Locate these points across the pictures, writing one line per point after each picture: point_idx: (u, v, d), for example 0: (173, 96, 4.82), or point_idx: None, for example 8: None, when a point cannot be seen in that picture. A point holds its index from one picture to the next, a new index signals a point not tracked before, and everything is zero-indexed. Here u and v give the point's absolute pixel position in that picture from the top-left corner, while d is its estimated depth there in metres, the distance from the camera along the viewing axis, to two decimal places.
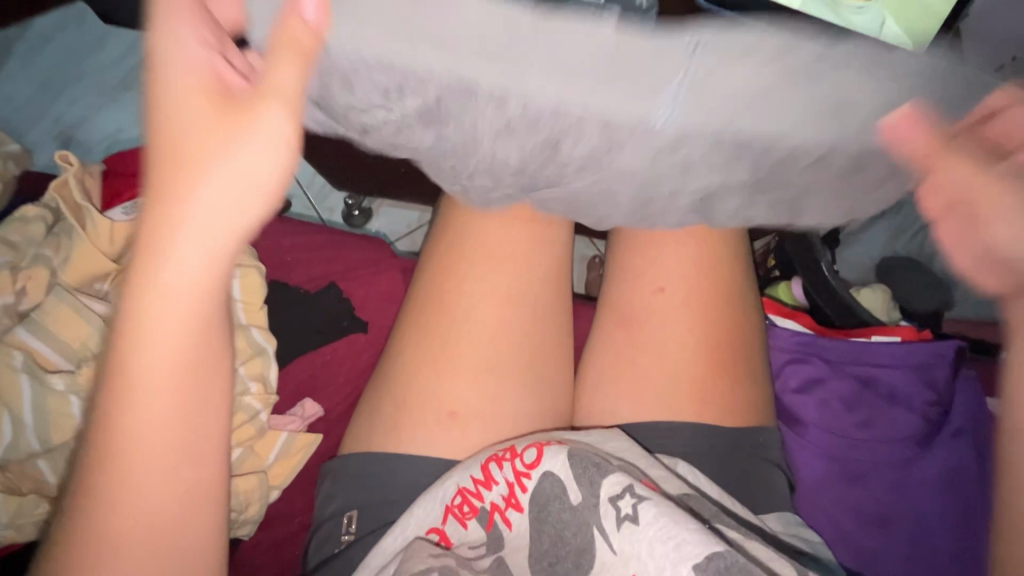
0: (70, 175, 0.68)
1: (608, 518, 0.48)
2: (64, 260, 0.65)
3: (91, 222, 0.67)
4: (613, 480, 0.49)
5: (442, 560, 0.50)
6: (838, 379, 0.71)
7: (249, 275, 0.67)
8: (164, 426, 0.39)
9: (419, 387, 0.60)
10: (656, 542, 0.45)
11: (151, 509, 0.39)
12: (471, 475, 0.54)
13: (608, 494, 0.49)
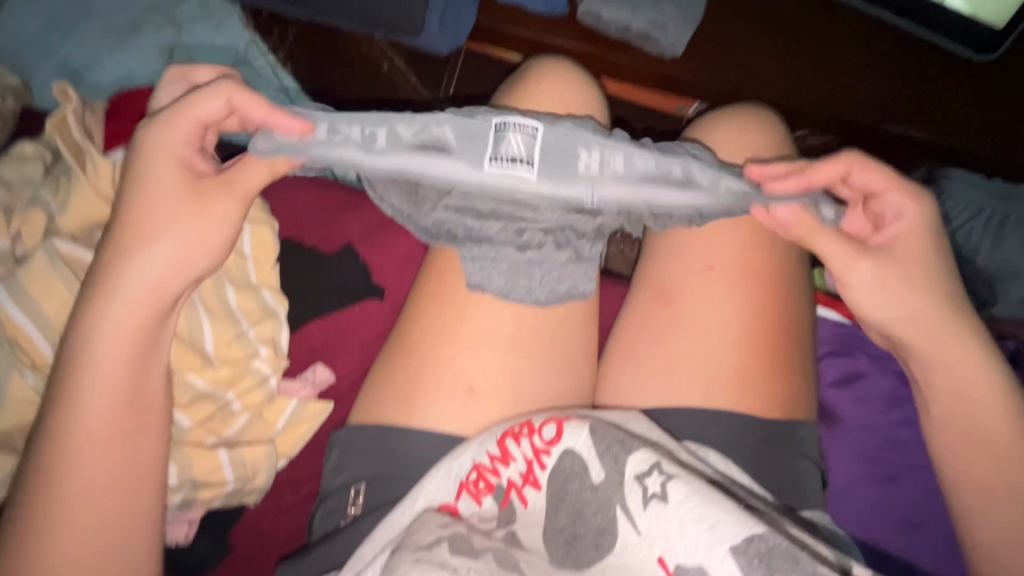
0: (69, 110, 0.62)
1: (633, 497, 0.44)
2: (61, 206, 0.59)
3: (92, 164, 0.60)
4: (639, 457, 0.45)
5: (452, 529, 0.47)
6: (880, 376, 0.68)
7: (262, 231, 0.63)
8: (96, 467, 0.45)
9: (438, 360, 0.56)
10: (689, 522, 0.41)
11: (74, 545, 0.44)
12: (487, 450, 0.50)
13: (634, 473, 0.45)
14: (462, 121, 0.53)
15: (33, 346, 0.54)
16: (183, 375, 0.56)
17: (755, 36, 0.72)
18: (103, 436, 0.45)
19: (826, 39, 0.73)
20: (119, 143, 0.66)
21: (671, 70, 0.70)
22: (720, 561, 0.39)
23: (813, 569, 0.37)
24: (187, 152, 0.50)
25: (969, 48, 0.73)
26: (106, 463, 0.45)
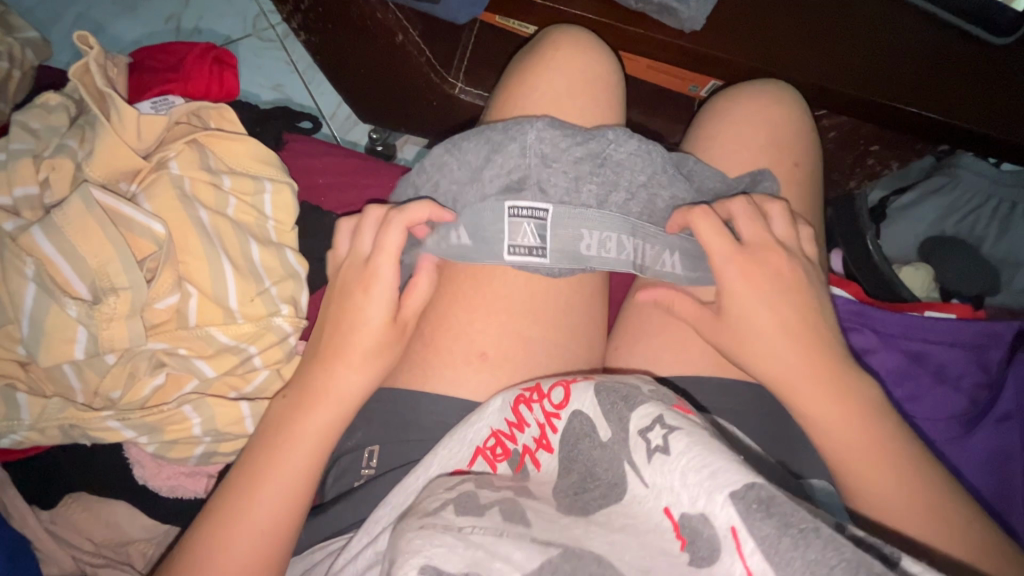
0: (91, 59, 0.60)
1: (638, 452, 0.44)
2: (88, 154, 0.59)
3: (117, 114, 0.60)
4: (643, 411, 0.45)
5: (459, 490, 0.47)
6: (887, 352, 0.69)
7: (282, 193, 0.65)
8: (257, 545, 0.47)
9: (451, 324, 0.55)
10: (689, 472, 0.40)
11: None
12: (504, 417, 0.51)
13: (636, 428, 0.45)
14: (478, 222, 0.54)
15: (67, 280, 0.54)
16: (207, 328, 0.58)
17: (779, 11, 0.72)
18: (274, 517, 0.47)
19: (848, 18, 0.73)
20: (144, 97, 0.66)
21: (690, 44, 0.69)
22: (719, 508, 0.37)
23: (811, 517, 0.36)
24: (390, 291, 0.53)
25: (987, 32, 0.73)
26: (260, 546, 0.47)
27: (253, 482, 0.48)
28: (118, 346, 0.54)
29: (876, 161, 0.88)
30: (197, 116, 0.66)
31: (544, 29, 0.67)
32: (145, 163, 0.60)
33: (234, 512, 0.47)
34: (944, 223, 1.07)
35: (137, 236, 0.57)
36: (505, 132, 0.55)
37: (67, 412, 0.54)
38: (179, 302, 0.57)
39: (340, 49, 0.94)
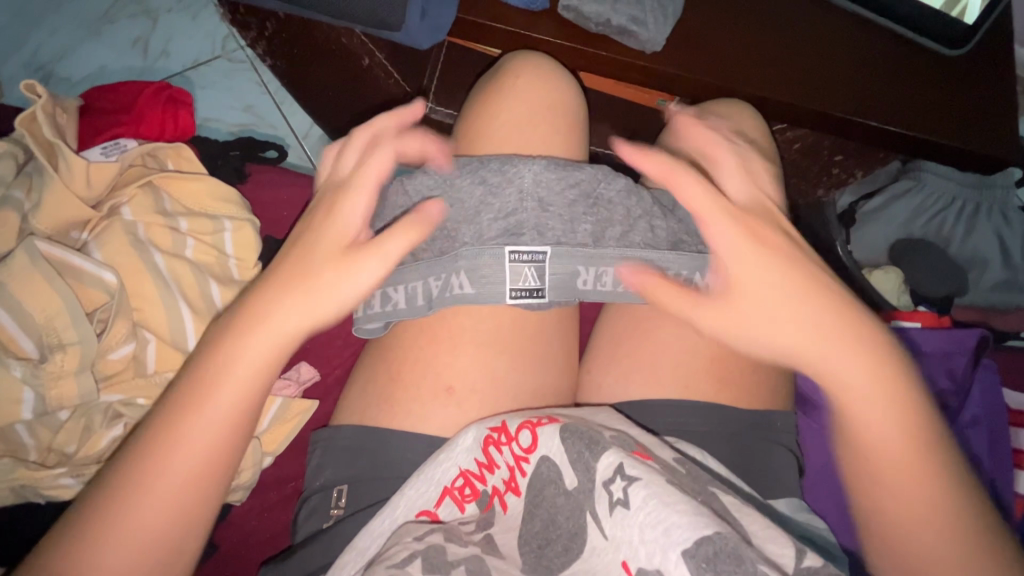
0: (38, 109, 0.59)
1: (601, 503, 0.45)
2: (35, 205, 0.57)
3: (66, 163, 0.59)
4: (604, 462, 0.45)
5: (427, 542, 0.47)
6: None
7: (243, 229, 0.65)
8: (214, 432, 0.42)
9: (418, 361, 0.55)
10: (646, 528, 0.41)
11: (145, 519, 0.40)
12: (473, 457, 0.51)
13: (601, 478, 0.45)
14: (477, 267, 0.53)
15: (13, 343, 0.52)
16: (167, 375, 0.57)
17: (737, 30, 0.73)
18: (204, 452, 0.42)
19: (806, 35, 0.74)
20: (93, 141, 0.66)
21: (651, 65, 0.70)
22: (673, 567, 0.38)
23: (757, 572, 0.37)
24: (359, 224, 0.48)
25: (941, 44, 0.74)
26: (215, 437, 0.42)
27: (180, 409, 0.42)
28: (68, 404, 0.53)
29: (841, 170, 0.90)
30: (152, 157, 0.65)
31: (506, 55, 0.67)
32: (95, 214, 0.60)
33: (192, 395, 0.42)
34: (913, 226, 1.08)
35: (87, 286, 0.56)
36: (502, 171, 0.54)
37: (19, 474, 0.51)
38: (134, 350, 0.57)
39: (306, 73, 0.93)
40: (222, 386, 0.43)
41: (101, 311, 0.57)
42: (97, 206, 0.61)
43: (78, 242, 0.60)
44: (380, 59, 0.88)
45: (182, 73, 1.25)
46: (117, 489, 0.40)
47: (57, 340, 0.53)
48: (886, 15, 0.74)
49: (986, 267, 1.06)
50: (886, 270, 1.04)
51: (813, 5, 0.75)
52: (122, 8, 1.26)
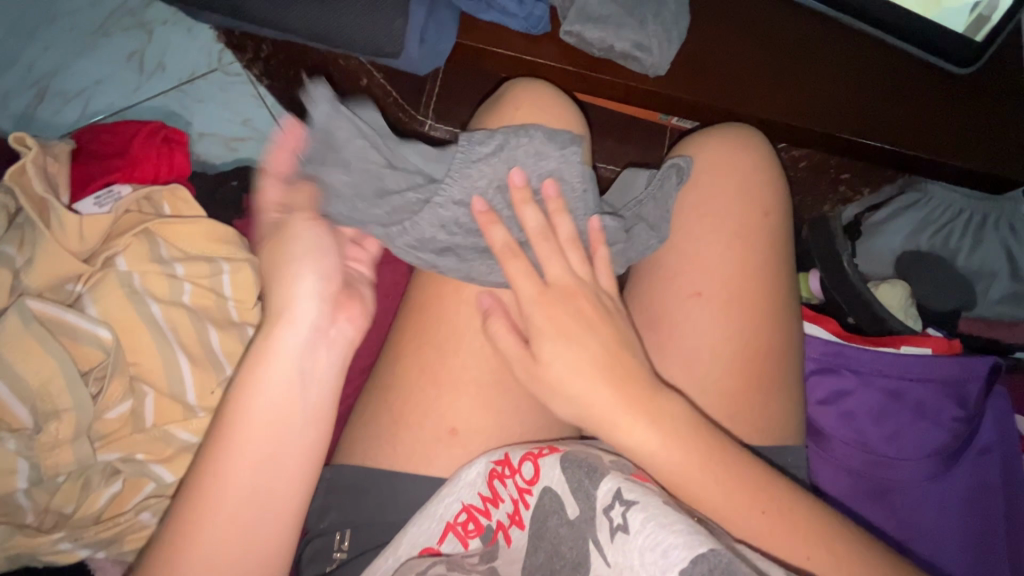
0: (29, 160, 0.58)
1: (602, 529, 0.44)
2: (28, 261, 0.57)
3: (57, 218, 0.58)
4: (603, 488, 0.45)
5: None
6: (866, 392, 0.68)
7: (241, 270, 0.64)
8: (243, 478, 0.45)
9: (419, 402, 0.54)
10: (646, 551, 0.40)
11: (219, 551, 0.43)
12: (477, 492, 0.50)
13: (600, 504, 0.44)
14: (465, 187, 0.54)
15: (7, 410, 0.51)
16: (165, 427, 0.56)
17: (743, 50, 0.71)
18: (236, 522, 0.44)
19: (813, 55, 0.73)
20: (85, 192, 0.65)
21: (656, 89, 0.69)
22: None
23: None
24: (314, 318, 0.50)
25: (948, 61, 0.74)
26: (244, 478, 0.45)
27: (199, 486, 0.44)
28: (64, 470, 0.52)
29: (848, 187, 0.88)
30: (148, 201, 0.65)
31: (508, 82, 0.66)
32: (88, 266, 0.58)
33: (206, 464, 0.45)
34: (919, 238, 1.07)
35: (82, 345, 0.55)
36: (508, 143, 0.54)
37: (12, 541, 0.49)
38: (132, 407, 0.56)
39: None
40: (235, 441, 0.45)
41: (95, 371, 0.56)
42: (89, 259, 0.60)
43: (72, 294, 0.59)
44: (377, 78, 0.86)
45: (177, 87, 1.24)
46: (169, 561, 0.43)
47: (49, 401, 0.52)
48: (893, 32, 0.73)
49: (992, 279, 1.06)
50: (892, 282, 1.03)
51: (820, 24, 0.74)
52: (116, 21, 1.24)
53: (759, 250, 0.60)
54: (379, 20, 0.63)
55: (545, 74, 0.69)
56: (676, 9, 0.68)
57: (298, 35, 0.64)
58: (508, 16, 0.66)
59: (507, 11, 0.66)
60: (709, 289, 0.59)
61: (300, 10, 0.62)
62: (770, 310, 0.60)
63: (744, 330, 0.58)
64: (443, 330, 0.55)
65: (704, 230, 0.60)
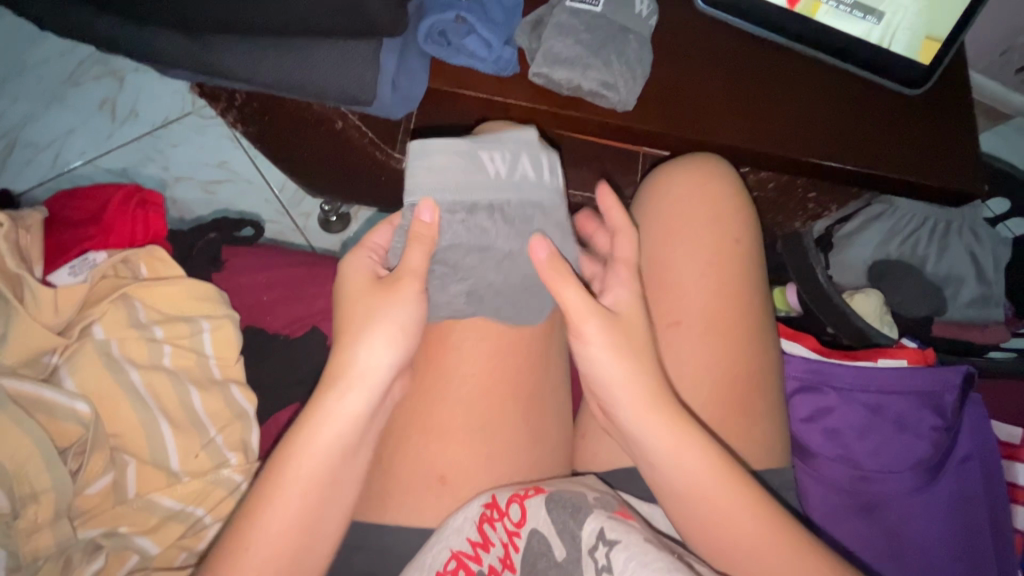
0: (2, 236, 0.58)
1: (589, 571, 0.45)
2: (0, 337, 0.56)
3: (32, 293, 0.57)
4: (588, 529, 0.46)
5: None
6: (848, 408, 0.69)
7: (221, 327, 0.64)
8: (325, 454, 0.50)
9: (407, 453, 0.56)
10: None
11: (281, 527, 0.48)
12: (466, 537, 0.49)
13: (585, 545, 0.46)
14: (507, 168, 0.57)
15: None
16: (149, 496, 0.55)
17: (707, 81, 0.74)
18: (295, 524, 0.48)
19: (774, 83, 0.76)
20: (60, 263, 0.64)
21: (626, 123, 0.71)
22: None
23: None
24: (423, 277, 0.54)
25: (897, 83, 0.77)
26: (323, 454, 0.50)
27: (270, 488, 0.48)
28: (44, 553, 0.51)
29: (816, 205, 0.92)
30: (125, 264, 0.64)
31: (478, 126, 0.69)
32: (65, 338, 0.58)
33: (300, 437, 0.50)
34: (889, 246, 1.10)
35: (60, 421, 0.54)
36: (541, 195, 0.58)
37: None
38: (114, 478, 0.55)
39: (281, 136, 0.93)
40: (325, 419, 0.50)
41: (74, 449, 0.54)
42: (66, 330, 0.59)
43: (50, 365, 0.58)
44: (353, 119, 0.87)
45: (153, 131, 1.24)
46: (240, 534, 0.47)
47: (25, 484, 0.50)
48: (845, 57, 0.76)
49: (962, 283, 1.09)
50: (865, 291, 1.06)
51: (777, 53, 0.77)
52: (88, 68, 1.24)
53: (737, 278, 0.62)
54: (349, 69, 0.63)
55: (516, 112, 0.71)
56: (640, 46, 0.69)
57: (268, 86, 0.64)
58: (476, 58, 0.68)
59: (475, 56, 0.68)
60: (678, 322, 0.60)
61: (269, 61, 0.62)
62: (749, 336, 0.61)
63: (727, 356, 0.60)
64: (430, 380, 0.57)
65: (677, 258, 0.62)
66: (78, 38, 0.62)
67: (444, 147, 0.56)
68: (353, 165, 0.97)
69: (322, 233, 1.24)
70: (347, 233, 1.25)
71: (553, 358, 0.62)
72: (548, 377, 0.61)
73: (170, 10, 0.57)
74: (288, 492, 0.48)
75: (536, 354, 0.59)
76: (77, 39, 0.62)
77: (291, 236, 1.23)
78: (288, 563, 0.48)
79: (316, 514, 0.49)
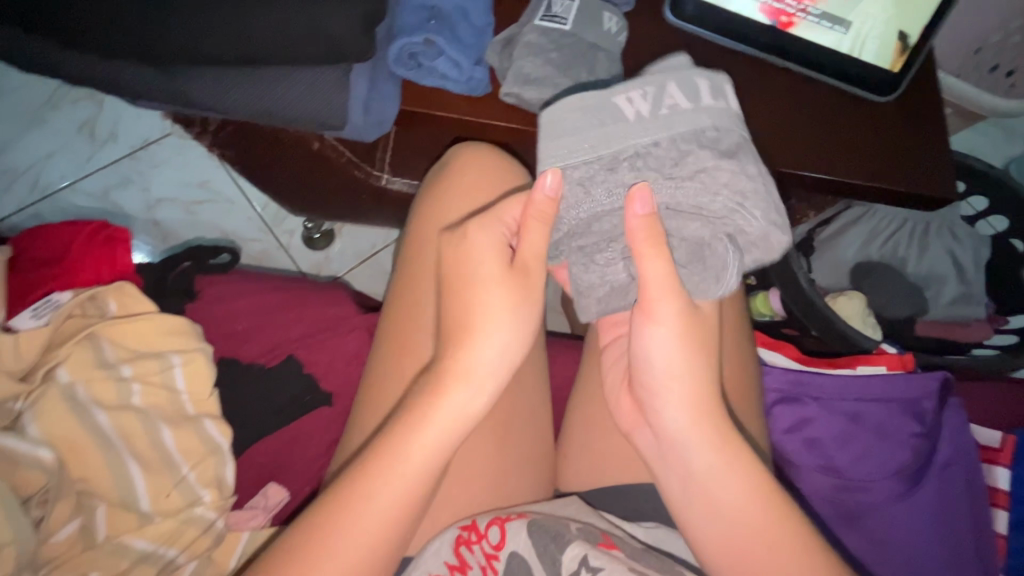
0: None
1: None
2: None
3: None
4: (570, 553, 0.46)
5: None
6: (828, 418, 0.70)
7: (193, 360, 0.63)
8: (437, 449, 0.48)
9: None
10: None
11: (379, 518, 0.46)
12: (444, 560, 0.50)
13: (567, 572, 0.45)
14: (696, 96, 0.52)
15: None
16: (119, 540, 0.55)
17: None
18: (392, 517, 0.46)
19: (747, 94, 0.77)
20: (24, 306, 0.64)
21: None
22: None
23: None
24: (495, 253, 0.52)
25: (869, 91, 0.78)
26: (438, 452, 0.48)
27: (379, 474, 0.46)
28: None
29: (795, 212, 0.92)
30: (92, 301, 0.64)
31: (449, 149, 0.69)
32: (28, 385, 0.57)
33: (411, 425, 0.48)
34: (869, 248, 1.11)
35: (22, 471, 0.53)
36: (712, 128, 0.51)
37: None
38: (81, 524, 0.54)
39: (259, 158, 0.93)
40: (442, 414, 0.49)
41: (37, 497, 0.54)
42: (29, 375, 0.59)
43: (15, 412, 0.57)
44: (329, 139, 0.86)
45: (132, 153, 1.23)
46: (343, 520, 0.45)
47: None
48: (817, 67, 0.77)
49: (944, 283, 1.10)
50: (848, 293, 1.07)
51: (748, 64, 0.78)
52: (66, 92, 1.23)
53: None
54: (318, 96, 0.63)
55: (490, 131, 0.71)
56: (609, 63, 0.69)
57: (239, 114, 0.64)
58: (447, 80, 0.68)
59: (446, 77, 0.68)
60: None
61: (237, 90, 0.62)
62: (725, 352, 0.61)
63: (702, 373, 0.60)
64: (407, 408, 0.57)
65: None
66: (42, 70, 0.62)
67: (575, 105, 0.52)
68: (333, 183, 0.97)
69: (306, 250, 1.24)
70: (332, 250, 1.25)
71: (528, 382, 0.62)
72: (525, 401, 0.61)
73: (128, 39, 0.56)
74: (387, 484, 0.46)
75: (512, 379, 0.60)
76: (41, 71, 0.62)
77: (275, 254, 1.23)
78: (375, 557, 0.46)
79: (415, 507, 0.48)
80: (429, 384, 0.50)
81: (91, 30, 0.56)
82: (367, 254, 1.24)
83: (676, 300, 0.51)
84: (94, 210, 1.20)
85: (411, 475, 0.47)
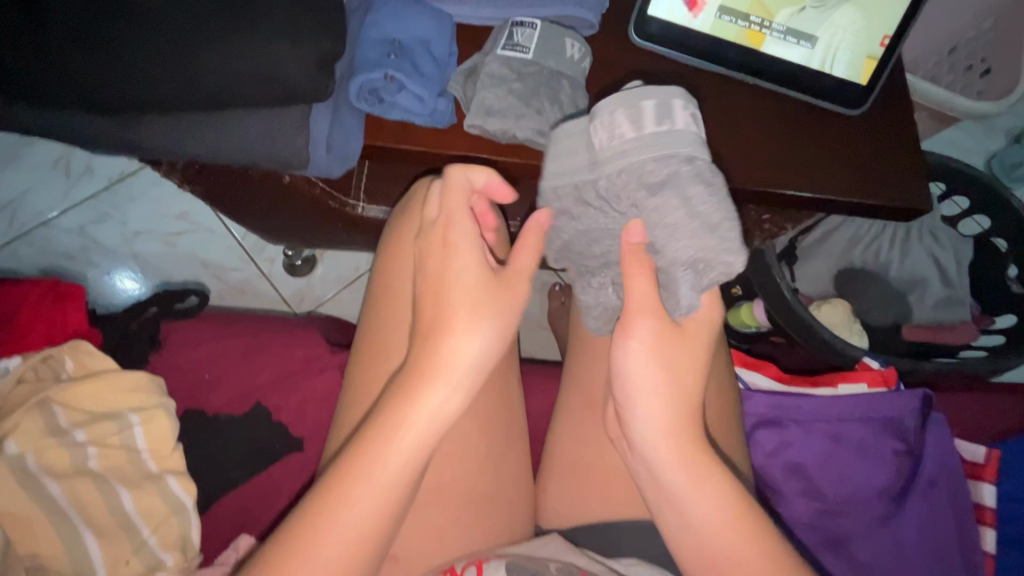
0: None
1: None
2: None
3: None
4: None
5: None
6: (810, 440, 0.68)
7: (154, 419, 0.65)
8: (401, 466, 0.46)
9: None
10: None
11: (336, 544, 0.43)
12: None
13: None
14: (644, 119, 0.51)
15: None
16: None
17: None
18: (353, 540, 0.44)
19: (717, 111, 0.76)
20: None
21: None
22: None
23: None
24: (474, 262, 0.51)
25: (840, 105, 0.77)
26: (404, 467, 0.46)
27: (339, 496, 0.44)
28: None
29: (773, 225, 0.91)
30: (47, 362, 0.65)
31: (414, 184, 0.68)
32: None
33: (375, 440, 0.46)
34: (851, 254, 1.12)
35: None
36: (652, 162, 0.50)
37: None
38: None
39: (231, 193, 0.92)
40: (407, 425, 0.46)
41: None
42: None
43: None
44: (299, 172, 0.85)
45: (109, 186, 1.22)
46: (298, 545, 0.43)
47: None
48: (788, 82, 0.76)
49: (927, 286, 1.10)
50: (832, 301, 1.06)
51: (718, 82, 0.77)
52: None
53: None
54: (279, 135, 0.63)
55: (457, 164, 0.71)
56: (573, 90, 0.69)
57: (196, 156, 0.64)
58: (411, 113, 0.68)
59: (411, 111, 0.67)
60: None
61: (193, 134, 0.61)
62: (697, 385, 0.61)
63: None
64: None
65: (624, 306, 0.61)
66: None
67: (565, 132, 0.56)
68: (308, 212, 0.96)
69: (287, 276, 1.23)
70: (314, 275, 1.24)
71: (502, 422, 0.61)
72: (501, 444, 0.60)
73: (75, 91, 0.55)
74: (350, 507, 0.44)
75: (482, 426, 0.59)
76: None
77: (256, 281, 1.22)
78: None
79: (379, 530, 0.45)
80: (410, 381, 0.47)
81: (38, 83, 0.55)
82: (349, 278, 1.23)
83: (650, 328, 0.50)
84: (70, 245, 1.19)
85: (377, 494, 0.45)
